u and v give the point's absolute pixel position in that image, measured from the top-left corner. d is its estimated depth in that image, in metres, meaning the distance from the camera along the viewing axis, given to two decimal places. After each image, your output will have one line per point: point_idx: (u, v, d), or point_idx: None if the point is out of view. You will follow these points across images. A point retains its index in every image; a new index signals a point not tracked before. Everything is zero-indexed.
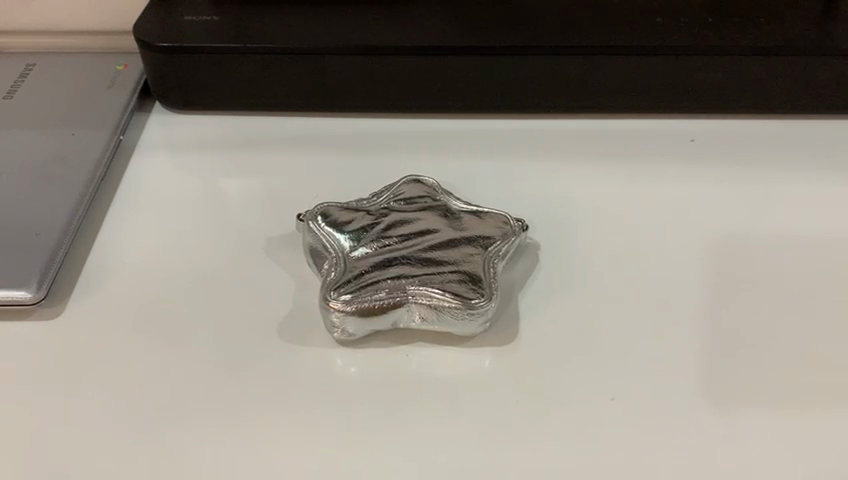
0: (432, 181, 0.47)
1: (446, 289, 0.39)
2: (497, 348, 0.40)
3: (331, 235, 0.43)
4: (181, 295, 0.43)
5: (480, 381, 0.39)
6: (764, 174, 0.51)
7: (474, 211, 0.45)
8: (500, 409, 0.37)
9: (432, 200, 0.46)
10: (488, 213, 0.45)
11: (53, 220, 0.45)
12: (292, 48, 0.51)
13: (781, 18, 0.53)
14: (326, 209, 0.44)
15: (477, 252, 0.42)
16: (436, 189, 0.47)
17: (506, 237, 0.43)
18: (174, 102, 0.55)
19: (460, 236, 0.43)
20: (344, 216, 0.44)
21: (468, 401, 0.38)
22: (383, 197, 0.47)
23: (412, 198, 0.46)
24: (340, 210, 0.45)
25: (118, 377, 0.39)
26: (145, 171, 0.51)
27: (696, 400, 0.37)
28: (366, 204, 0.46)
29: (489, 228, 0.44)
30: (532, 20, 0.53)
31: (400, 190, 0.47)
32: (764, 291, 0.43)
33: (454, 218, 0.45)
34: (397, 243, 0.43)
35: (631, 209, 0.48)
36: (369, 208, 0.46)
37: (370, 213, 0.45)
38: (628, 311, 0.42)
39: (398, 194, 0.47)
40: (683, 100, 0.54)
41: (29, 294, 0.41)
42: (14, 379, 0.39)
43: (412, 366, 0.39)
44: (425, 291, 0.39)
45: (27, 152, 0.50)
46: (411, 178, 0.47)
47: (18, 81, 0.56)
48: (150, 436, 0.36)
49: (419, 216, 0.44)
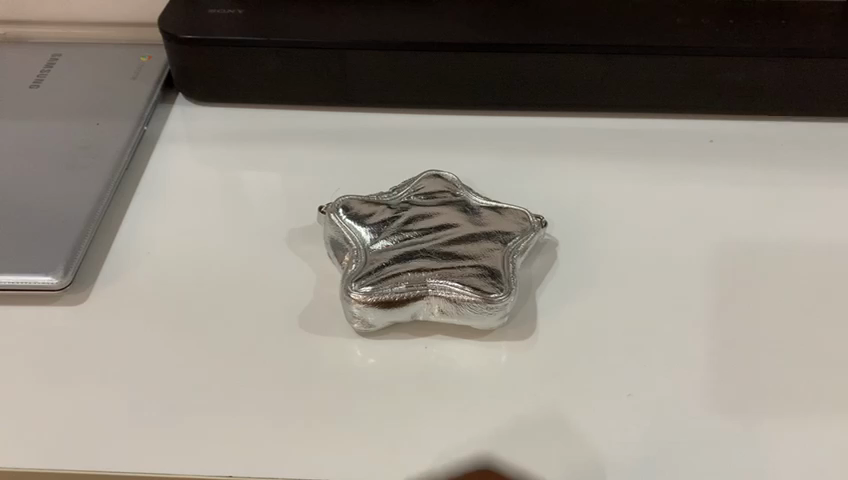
0: (452, 177, 0.48)
1: (465, 282, 0.40)
2: (514, 342, 0.41)
3: (352, 227, 0.43)
4: (204, 283, 0.44)
5: (498, 374, 0.39)
6: (782, 177, 0.51)
7: (493, 208, 0.45)
8: (515, 402, 0.38)
9: (452, 196, 0.46)
10: (507, 209, 0.45)
11: (77, 208, 0.46)
12: (315, 42, 0.51)
13: (803, 20, 0.53)
14: (347, 202, 0.45)
15: (496, 247, 0.42)
16: (455, 185, 0.47)
17: (525, 233, 0.44)
18: (195, 94, 0.55)
19: (478, 231, 0.43)
20: (365, 209, 0.45)
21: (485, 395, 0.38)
22: (403, 192, 0.47)
23: (432, 194, 0.47)
24: (360, 203, 0.45)
25: (141, 364, 0.40)
26: (168, 162, 0.52)
27: (713, 398, 0.38)
28: (387, 198, 0.46)
29: (507, 225, 0.44)
30: (551, 18, 0.53)
31: (420, 184, 0.47)
32: (781, 293, 0.43)
33: (472, 213, 0.45)
34: (416, 237, 0.43)
35: (647, 208, 0.49)
36: (389, 201, 0.46)
37: (391, 207, 0.45)
38: (644, 310, 0.42)
39: (418, 189, 0.47)
40: (702, 102, 0.54)
41: (54, 280, 0.42)
42: (38, 364, 0.40)
43: (430, 358, 0.40)
44: (444, 284, 0.40)
45: (53, 141, 0.50)
46: (431, 174, 0.48)
47: (43, 71, 0.56)
48: (171, 421, 0.37)
49: (439, 211, 0.45)
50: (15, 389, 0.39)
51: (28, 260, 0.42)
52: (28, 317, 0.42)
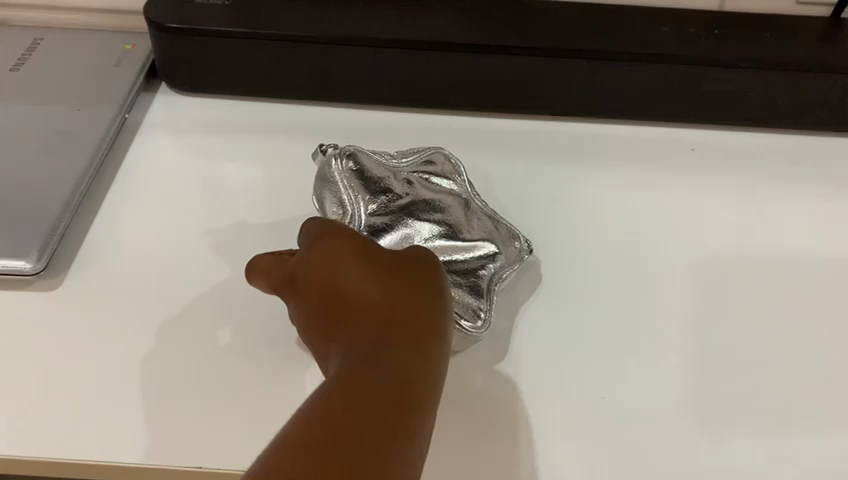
0: (462, 166, 0.46)
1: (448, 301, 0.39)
2: (500, 339, 0.41)
3: (351, 186, 0.43)
4: (179, 274, 0.43)
5: (458, 375, 0.40)
6: (762, 188, 0.51)
7: (492, 218, 0.44)
8: (501, 406, 0.38)
9: (455, 189, 0.45)
10: (504, 225, 0.44)
11: (55, 193, 0.45)
12: (300, 37, 0.51)
13: (791, 35, 0.53)
14: (357, 157, 0.43)
15: (485, 266, 0.41)
16: (462, 176, 0.45)
17: (512, 263, 0.42)
18: (178, 83, 0.55)
19: (471, 241, 0.42)
20: (372, 170, 0.43)
21: (463, 394, 0.39)
22: (410, 164, 0.46)
23: (438, 177, 0.45)
24: (368, 161, 0.44)
25: (111, 352, 0.39)
26: (150, 150, 0.52)
27: (682, 407, 0.38)
28: (393, 167, 0.45)
29: (501, 243, 0.43)
30: (538, 22, 0.53)
31: (430, 162, 0.46)
32: (758, 303, 0.43)
33: (469, 217, 0.43)
34: (408, 230, 0.42)
35: (624, 213, 0.49)
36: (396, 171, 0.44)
37: (396, 177, 0.44)
38: (622, 319, 0.42)
39: (426, 167, 0.45)
40: (683, 112, 0.54)
41: (27, 265, 0.41)
42: (7, 347, 0.39)
43: None
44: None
45: (33, 125, 0.50)
46: (438, 157, 0.46)
47: (22, 54, 0.55)
48: (142, 410, 0.37)
49: (441, 199, 0.43)
50: None
51: (2, 244, 0.42)
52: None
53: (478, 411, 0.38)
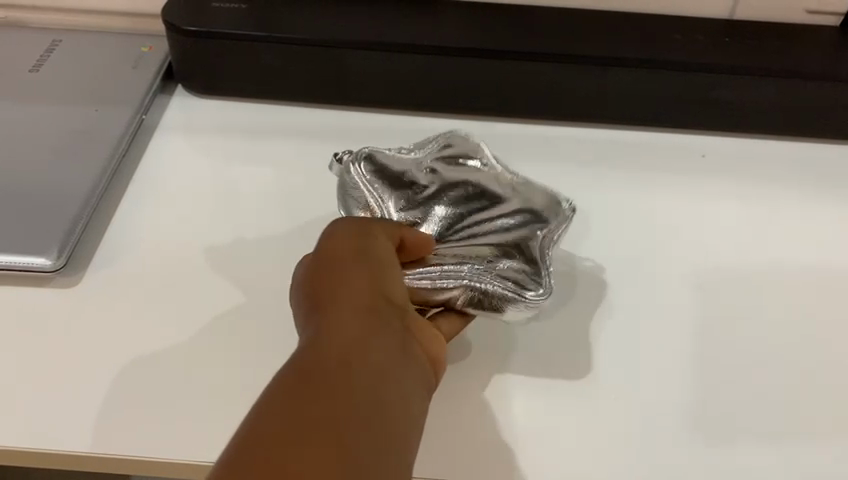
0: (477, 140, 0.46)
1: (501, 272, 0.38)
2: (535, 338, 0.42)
3: (374, 182, 0.43)
4: (195, 274, 0.44)
5: (448, 382, 0.40)
6: (771, 195, 0.52)
7: (528, 188, 0.44)
8: (517, 405, 0.39)
9: (477, 171, 0.45)
10: (540, 191, 0.44)
11: (74, 191, 0.46)
12: (315, 41, 0.51)
13: (801, 44, 0.53)
14: (377, 157, 0.44)
15: (535, 232, 0.41)
16: (486, 160, 0.45)
17: (558, 220, 0.42)
18: (194, 84, 0.55)
19: (509, 217, 0.42)
20: (391, 166, 0.44)
21: (492, 393, 0.40)
22: (428, 150, 0.45)
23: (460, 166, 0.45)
24: (385, 157, 0.44)
25: (129, 348, 0.40)
26: (166, 150, 0.53)
27: (691, 407, 0.39)
28: (415, 159, 0.45)
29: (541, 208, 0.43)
30: (550, 28, 0.54)
31: (451, 149, 0.45)
32: (767, 309, 0.44)
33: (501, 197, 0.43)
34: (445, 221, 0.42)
35: (635, 217, 0.50)
36: (415, 161, 0.45)
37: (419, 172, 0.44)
38: (620, 331, 0.42)
39: (448, 156, 0.45)
40: (693, 118, 0.55)
41: (47, 261, 0.42)
42: (27, 341, 0.40)
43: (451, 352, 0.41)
44: (478, 275, 0.38)
45: (52, 125, 0.50)
46: (461, 140, 0.46)
47: (41, 55, 0.56)
48: (161, 406, 0.37)
49: (468, 183, 0.44)
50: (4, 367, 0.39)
51: (23, 241, 0.43)
52: (20, 296, 0.42)
53: (501, 410, 0.39)
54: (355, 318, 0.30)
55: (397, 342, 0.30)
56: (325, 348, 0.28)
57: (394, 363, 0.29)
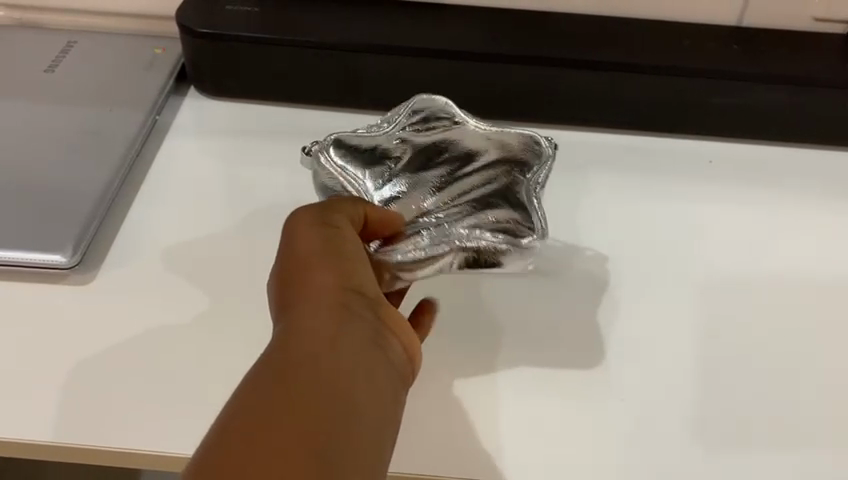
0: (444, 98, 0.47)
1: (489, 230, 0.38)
2: (560, 335, 0.43)
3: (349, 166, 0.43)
4: (207, 273, 0.44)
5: (451, 379, 0.40)
6: (779, 201, 0.52)
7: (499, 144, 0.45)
8: (531, 403, 0.39)
9: (445, 130, 0.46)
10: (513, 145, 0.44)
11: (87, 190, 0.46)
12: (326, 44, 0.52)
13: (808, 51, 0.54)
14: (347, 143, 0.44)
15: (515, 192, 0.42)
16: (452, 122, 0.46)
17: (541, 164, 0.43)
18: (206, 86, 0.56)
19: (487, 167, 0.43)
20: (361, 147, 0.44)
21: (512, 390, 0.40)
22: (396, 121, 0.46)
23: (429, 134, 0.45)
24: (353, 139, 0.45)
25: (142, 345, 0.40)
26: (179, 151, 0.53)
27: (697, 409, 0.39)
28: (387, 134, 0.45)
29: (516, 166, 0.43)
30: (559, 34, 0.54)
31: (420, 119, 0.46)
32: (772, 314, 0.44)
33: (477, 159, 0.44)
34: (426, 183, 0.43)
35: (642, 222, 0.50)
36: (384, 135, 0.45)
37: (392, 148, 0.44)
38: (599, 329, 0.43)
39: (416, 126, 0.46)
40: (701, 125, 0.55)
41: (62, 258, 0.43)
42: (41, 336, 0.41)
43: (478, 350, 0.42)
44: (468, 238, 0.37)
45: (67, 125, 0.51)
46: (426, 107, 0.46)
47: (56, 56, 0.57)
48: (173, 400, 0.38)
49: (442, 146, 0.45)
50: (18, 361, 0.39)
51: (38, 238, 0.43)
52: (34, 292, 0.43)
53: (519, 407, 0.39)
54: (328, 321, 0.30)
55: (368, 340, 0.31)
56: (293, 353, 0.28)
57: (364, 364, 0.30)
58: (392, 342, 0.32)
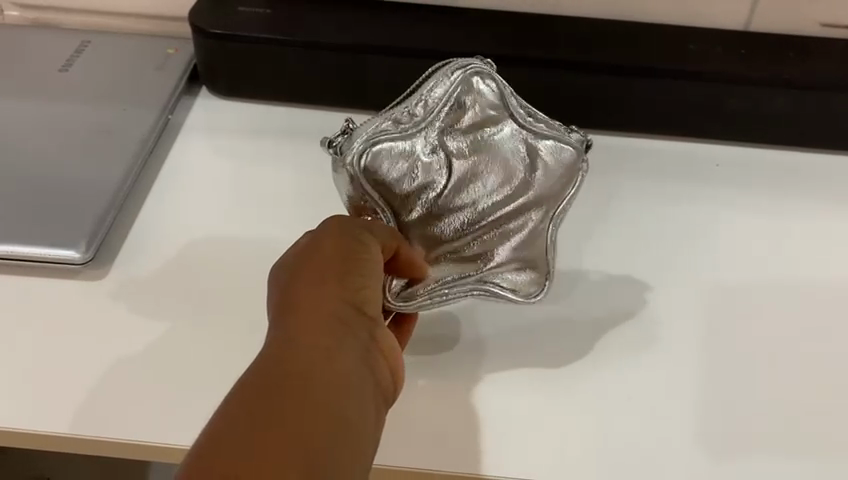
0: (475, 85, 0.40)
1: (501, 283, 0.38)
2: (574, 331, 0.43)
3: (378, 179, 0.39)
4: (217, 271, 0.45)
5: (465, 373, 0.41)
6: (785, 205, 0.53)
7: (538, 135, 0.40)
8: (539, 402, 0.40)
9: (480, 116, 0.40)
10: (549, 136, 0.40)
11: (101, 187, 0.47)
12: (337, 45, 0.53)
13: (815, 56, 0.54)
14: (372, 150, 0.39)
15: (538, 219, 0.41)
16: (488, 111, 0.40)
17: (571, 179, 0.41)
18: (218, 86, 0.57)
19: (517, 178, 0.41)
20: (388, 150, 0.39)
21: (526, 384, 0.41)
22: (422, 105, 0.40)
23: (464, 130, 0.41)
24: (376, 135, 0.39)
25: (154, 339, 0.41)
26: (191, 150, 0.54)
27: (700, 409, 0.40)
28: (414, 132, 0.40)
29: (547, 170, 0.41)
30: (567, 37, 0.55)
31: (450, 109, 0.40)
32: (776, 317, 0.45)
33: (508, 162, 0.41)
34: (455, 195, 0.41)
35: (648, 224, 0.51)
36: (412, 128, 0.40)
37: (420, 149, 0.40)
38: (576, 328, 0.43)
39: (447, 118, 0.40)
40: (708, 128, 0.55)
41: (77, 254, 0.43)
42: (55, 330, 0.41)
43: (491, 343, 0.42)
44: (476, 288, 0.38)
45: (81, 123, 0.52)
46: (460, 91, 0.40)
47: (70, 56, 0.58)
48: (185, 394, 0.39)
49: (472, 146, 0.41)
50: (31, 355, 0.40)
51: (53, 234, 0.44)
52: (48, 287, 0.44)
53: (528, 404, 0.40)
54: (323, 333, 0.30)
55: (361, 360, 0.31)
56: (289, 361, 0.29)
57: (356, 382, 0.30)
58: (382, 366, 0.33)
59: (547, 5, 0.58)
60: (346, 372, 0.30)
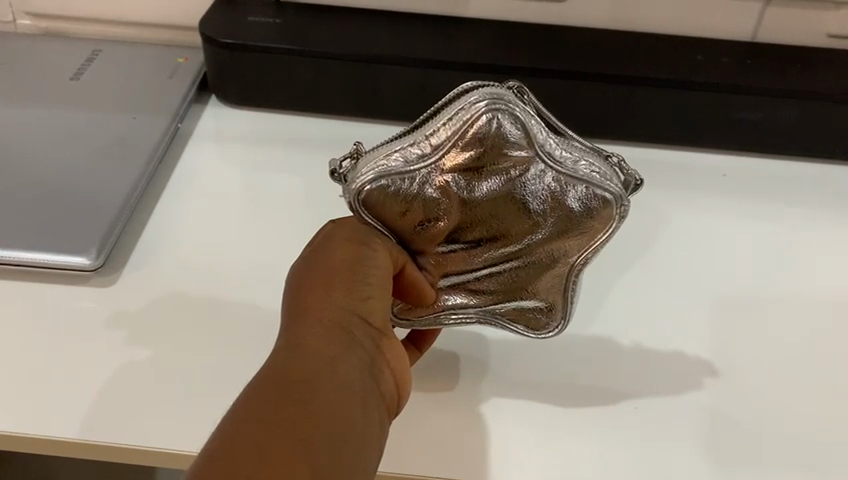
0: (499, 119, 0.34)
1: (512, 320, 0.40)
2: (590, 349, 0.43)
3: (384, 213, 0.36)
4: (226, 278, 0.45)
5: (478, 389, 0.41)
6: (792, 215, 0.53)
7: (567, 177, 0.35)
8: (549, 416, 0.40)
9: (508, 153, 0.35)
10: (582, 179, 0.36)
11: (112, 194, 0.47)
12: (346, 55, 0.53)
13: (823, 67, 0.54)
14: (378, 186, 0.35)
15: (561, 257, 0.38)
16: (512, 151, 0.35)
17: (601, 225, 0.37)
18: (227, 95, 0.57)
19: (545, 214, 0.36)
20: (394, 184, 0.35)
21: (540, 401, 0.40)
22: (437, 133, 0.34)
23: (487, 167, 0.35)
24: (383, 168, 0.35)
25: (163, 345, 0.41)
26: (203, 159, 0.54)
27: (707, 419, 0.40)
28: (422, 170, 0.35)
29: (576, 214, 0.36)
30: (574, 48, 0.55)
31: (465, 147, 0.34)
32: (782, 327, 0.45)
33: (537, 198, 0.36)
34: (473, 223, 0.37)
35: (656, 234, 0.51)
36: (422, 160, 0.35)
37: (431, 182, 0.35)
38: (588, 342, 0.44)
39: (462, 157, 0.34)
40: (714, 139, 0.55)
41: (88, 260, 0.44)
42: (65, 336, 0.42)
43: (506, 364, 0.42)
44: (487, 318, 0.40)
45: (92, 131, 0.52)
46: (480, 130, 0.34)
47: (81, 64, 0.58)
48: (195, 400, 0.39)
49: (497, 178, 0.35)
50: (42, 360, 0.40)
51: (65, 241, 0.44)
52: (59, 293, 0.44)
53: (539, 419, 0.40)
54: (327, 341, 0.30)
55: (363, 367, 0.31)
56: (294, 367, 0.29)
57: (358, 391, 0.30)
58: (383, 375, 0.33)
59: (556, 16, 0.59)
60: (348, 381, 0.30)
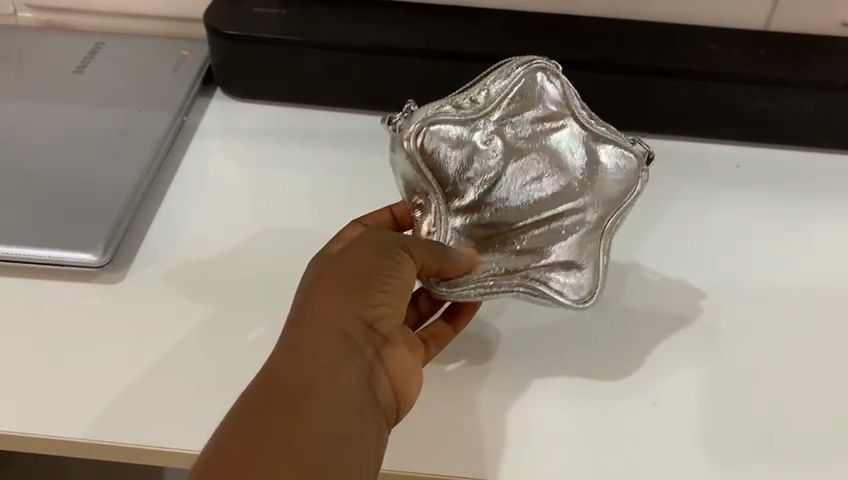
0: (541, 79, 0.41)
1: (551, 287, 0.38)
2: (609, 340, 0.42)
3: (432, 157, 0.40)
4: (234, 273, 0.45)
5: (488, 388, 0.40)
6: (806, 206, 0.52)
7: (595, 139, 0.41)
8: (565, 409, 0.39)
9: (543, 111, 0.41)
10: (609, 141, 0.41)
11: (117, 189, 0.47)
12: (352, 46, 0.52)
13: (836, 56, 0.54)
14: (431, 130, 0.39)
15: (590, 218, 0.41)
16: (550, 109, 0.41)
17: (628, 186, 0.41)
18: (233, 88, 0.56)
19: (574, 171, 0.41)
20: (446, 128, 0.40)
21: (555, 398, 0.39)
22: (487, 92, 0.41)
23: (526, 122, 0.41)
24: (438, 114, 0.40)
25: (171, 343, 0.41)
26: (209, 152, 0.54)
27: (725, 412, 0.39)
28: (471, 122, 0.40)
29: (604, 172, 0.41)
30: (584, 38, 0.54)
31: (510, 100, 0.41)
32: (799, 319, 0.44)
33: (569, 157, 0.41)
34: (508, 175, 0.41)
35: (670, 226, 0.50)
36: (473, 112, 0.40)
37: (478, 132, 0.41)
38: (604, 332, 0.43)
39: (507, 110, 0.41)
40: (727, 130, 0.55)
41: (94, 257, 0.43)
42: (72, 334, 0.41)
43: (513, 360, 0.41)
44: (526, 284, 0.38)
45: (95, 125, 0.52)
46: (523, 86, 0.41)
47: (84, 58, 0.58)
48: (203, 397, 0.38)
49: (533, 134, 0.41)
50: (47, 360, 0.40)
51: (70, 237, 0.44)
52: (64, 291, 0.43)
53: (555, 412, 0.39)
54: (330, 349, 0.32)
55: (364, 375, 0.33)
56: (292, 374, 0.31)
57: (355, 398, 0.32)
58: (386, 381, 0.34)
59: (565, 6, 0.58)
60: (344, 391, 0.32)
